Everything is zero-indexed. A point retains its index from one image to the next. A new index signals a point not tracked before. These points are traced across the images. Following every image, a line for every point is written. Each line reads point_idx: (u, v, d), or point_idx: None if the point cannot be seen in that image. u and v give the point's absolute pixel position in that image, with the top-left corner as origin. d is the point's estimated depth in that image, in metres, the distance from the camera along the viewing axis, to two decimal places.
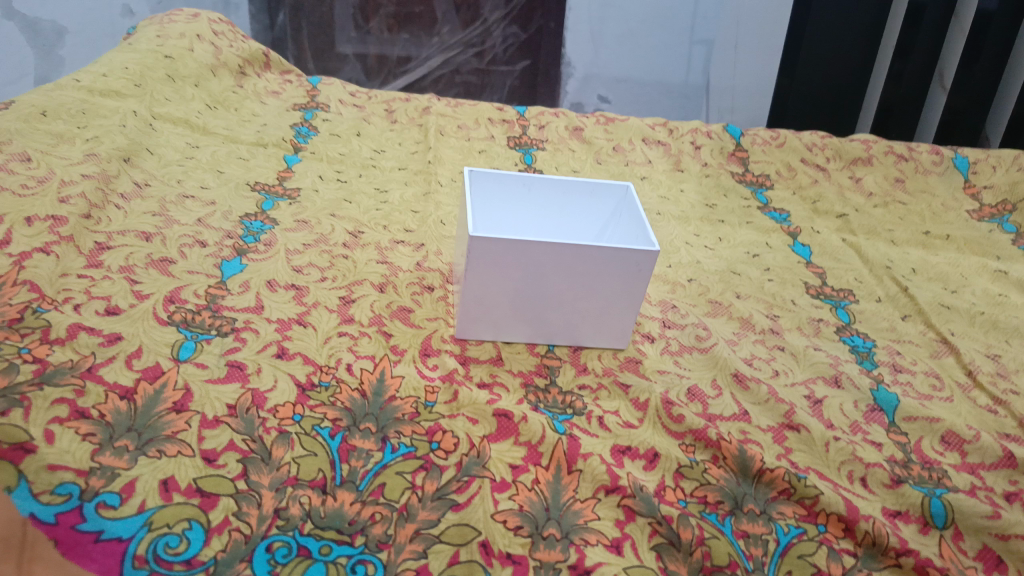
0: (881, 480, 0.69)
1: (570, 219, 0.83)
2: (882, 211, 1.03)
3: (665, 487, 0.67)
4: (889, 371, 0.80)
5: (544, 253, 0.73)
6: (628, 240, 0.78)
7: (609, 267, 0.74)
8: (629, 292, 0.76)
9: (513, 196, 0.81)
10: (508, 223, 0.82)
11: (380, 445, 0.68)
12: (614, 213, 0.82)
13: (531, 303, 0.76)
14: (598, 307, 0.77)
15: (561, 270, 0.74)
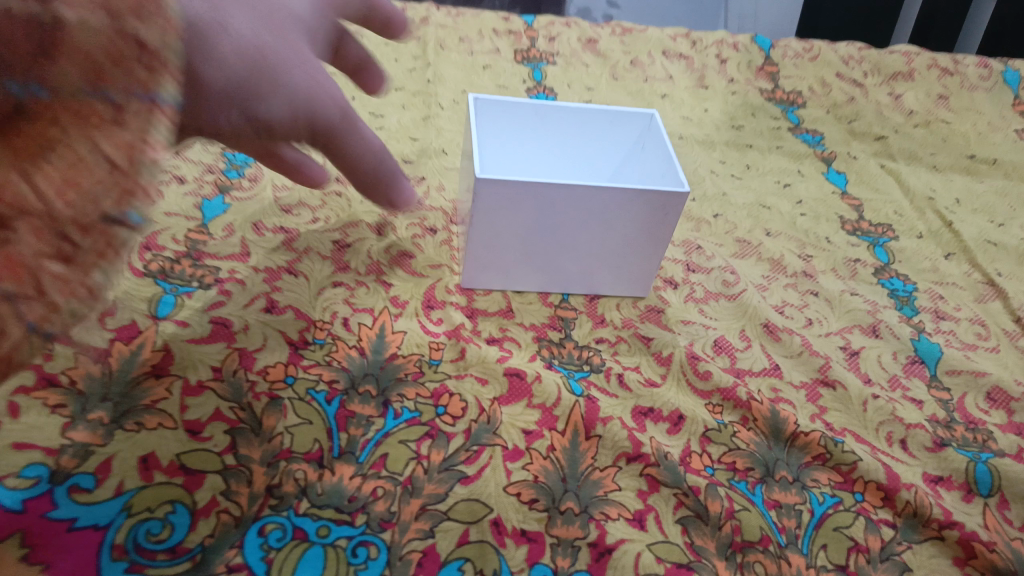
0: (923, 443, 0.64)
1: (589, 150, 0.75)
2: (924, 131, 0.94)
3: (691, 453, 0.62)
4: (931, 319, 0.74)
5: (561, 198, 0.64)
6: (654, 177, 0.70)
7: (633, 213, 0.66)
8: (655, 238, 0.68)
9: (524, 126, 0.72)
10: (520, 157, 0.74)
11: (381, 410, 0.63)
12: (638, 144, 0.74)
13: (544, 250, 0.69)
14: (618, 254, 0.69)
15: (578, 216, 0.66)
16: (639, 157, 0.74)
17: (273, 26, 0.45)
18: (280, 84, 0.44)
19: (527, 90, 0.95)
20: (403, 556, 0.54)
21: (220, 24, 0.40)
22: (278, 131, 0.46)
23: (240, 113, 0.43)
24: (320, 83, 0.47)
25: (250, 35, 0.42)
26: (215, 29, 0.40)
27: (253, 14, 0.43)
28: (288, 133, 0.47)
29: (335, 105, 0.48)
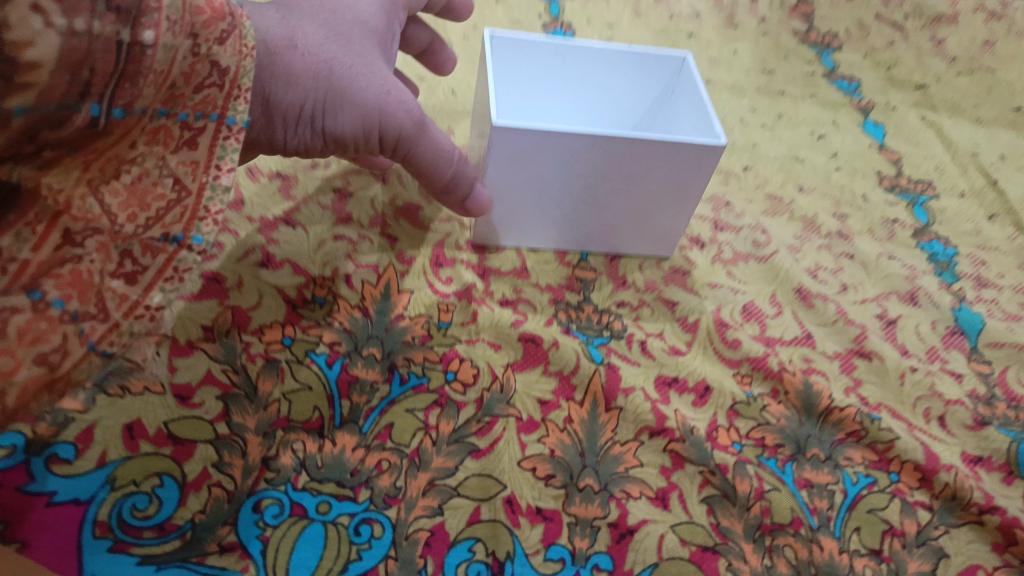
0: (963, 421, 0.60)
1: (614, 94, 0.69)
2: (968, 80, 0.87)
3: (717, 427, 0.58)
4: (972, 286, 0.69)
5: (586, 153, 0.58)
6: (686, 129, 0.64)
7: (663, 170, 0.60)
8: (685, 194, 0.62)
9: (544, 67, 0.66)
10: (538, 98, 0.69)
11: (386, 376, 0.58)
12: (668, 91, 0.68)
13: (563, 205, 0.63)
14: (642, 212, 0.64)
15: (603, 172, 0.60)
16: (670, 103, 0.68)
17: (344, 44, 0.48)
18: (349, 99, 0.47)
19: (544, 26, 0.88)
20: (410, 535, 0.51)
21: (290, 46, 0.44)
22: (348, 138, 0.50)
23: (313, 127, 0.48)
24: (392, 95, 0.50)
25: (318, 53, 0.45)
26: (285, 50, 0.44)
27: (322, 33, 0.47)
28: (358, 140, 0.51)
29: (404, 111, 0.50)
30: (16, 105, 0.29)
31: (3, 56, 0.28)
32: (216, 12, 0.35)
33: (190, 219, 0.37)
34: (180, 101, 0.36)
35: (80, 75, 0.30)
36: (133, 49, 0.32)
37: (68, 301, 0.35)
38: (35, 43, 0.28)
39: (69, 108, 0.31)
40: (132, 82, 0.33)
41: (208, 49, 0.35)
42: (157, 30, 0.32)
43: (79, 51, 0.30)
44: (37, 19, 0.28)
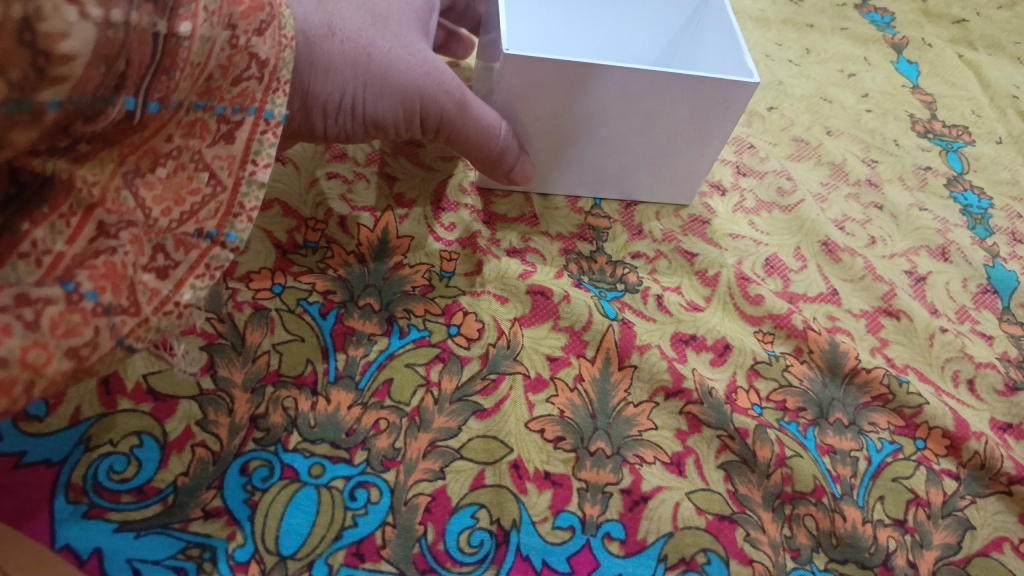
0: (993, 385, 0.57)
1: (633, 18, 0.64)
2: (1008, 15, 0.81)
3: (737, 389, 0.55)
4: (1006, 241, 0.65)
5: (605, 93, 0.52)
6: (713, 65, 0.58)
7: (688, 114, 0.54)
8: (708, 136, 0.56)
9: None
10: (550, 21, 0.64)
11: (384, 328, 0.54)
12: (694, 19, 0.62)
13: (578, 148, 0.58)
14: (664, 157, 0.59)
15: (623, 115, 0.54)
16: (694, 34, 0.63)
17: (383, 24, 0.44)
18: (389, 85, 0.44)
19: None
20: (409, 501, 0.47)
21: (327, 33, 0.40)
22: (391, 125, 0.47)
23: (355, 114, 0.44)
24: (433, 75, 0.46)
25: (355, 38, 0.41)
26: (322, 38, 0.40)
27: (359, 16, 0.42)
28: (401, 124, 0.48)
29: (449, 91, 0.47)
30: (51, 97, 0.25)
31: (35, 48, 0.24)
32: (257, 2, 0.31)
33: (224, 215, 0.34)
34: (217, 93, 0.33)
35: (116, 67, 0.27)
36: (168, 41, 0.28)
37: (102, 293, 0.30)
38: (70, 34, 0.24)
39: (104, 100, 0.28)
40: (169, 74, 0.29)
41: (247, 41, 0.32)
42: (195, 21, 0.29)
43: (116, 42, 0.26)
44: (72, 9, 0.24)
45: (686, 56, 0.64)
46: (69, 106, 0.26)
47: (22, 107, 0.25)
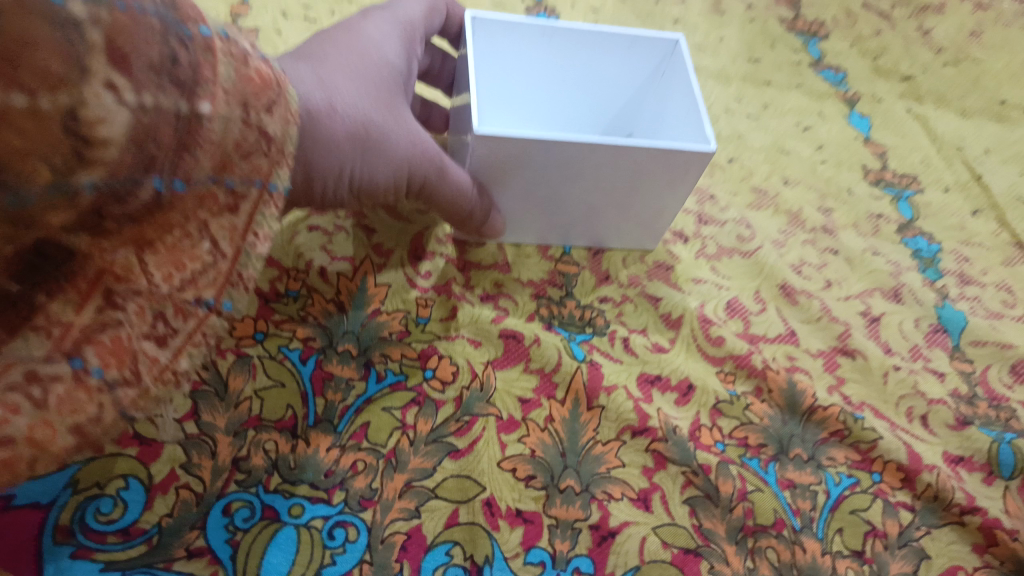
0: (945, 420, 0.60)
1: (602, 73, 0.67)
2: (954, 71, 0.86)
3: (700, 427, 0.57)
4: (955, 283, 0.68)
5: (573, 161, 0.54)
6: (678, 122, 0.62)
7: (653, 177, 0.57)
8: (673, 193, 0.58)
9: (526, 47, 0.64)
10: (521, 75, 0.67)
11: (362, 373, 0.56)
12: (659, 71, 0.66)
13: (549, 203, 0.60)
14: (632, 211, 0.61)
15: (592, 178, 0.56)
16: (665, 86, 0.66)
17: (376, 96, 0.46)
18: (383, 155, 0.46)
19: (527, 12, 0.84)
20: (385, 539, 0.50)
21: (329, 111, 0.41)
22: (381, 189, 0.49)
23: (351, 182, 0.46)
24: (418, 144, 0.49)
25: (356, 110, 0.43)
26: (325, 115, 0.41)
27: (357, 92, 0.44)
28: (388, 188, 0.50)
29: (433, 156, 0.50)
30: (88, 179, 0.24)
31: (76, 136, 0.23)
32: (264, 82, 0.31)
33: (223, 284, 0.32)
34: (230, 168, 0.30)
35: (146, 149, 0.26)
36: (190, 122, 0.27)
37: (108, 368, 0.30)
38: (109, 120, 0.23)
39: (136, 181, 0.26)
40: (193, 153, 0.28)
41: (259, 118, 0.31)
42: (214, 101, 0.28)
43: (148, 128, 0.25)
44: (109, 95, 0.23)
45: (654, 105, 0.68)
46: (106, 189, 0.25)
47: (62, 190, 0.24)
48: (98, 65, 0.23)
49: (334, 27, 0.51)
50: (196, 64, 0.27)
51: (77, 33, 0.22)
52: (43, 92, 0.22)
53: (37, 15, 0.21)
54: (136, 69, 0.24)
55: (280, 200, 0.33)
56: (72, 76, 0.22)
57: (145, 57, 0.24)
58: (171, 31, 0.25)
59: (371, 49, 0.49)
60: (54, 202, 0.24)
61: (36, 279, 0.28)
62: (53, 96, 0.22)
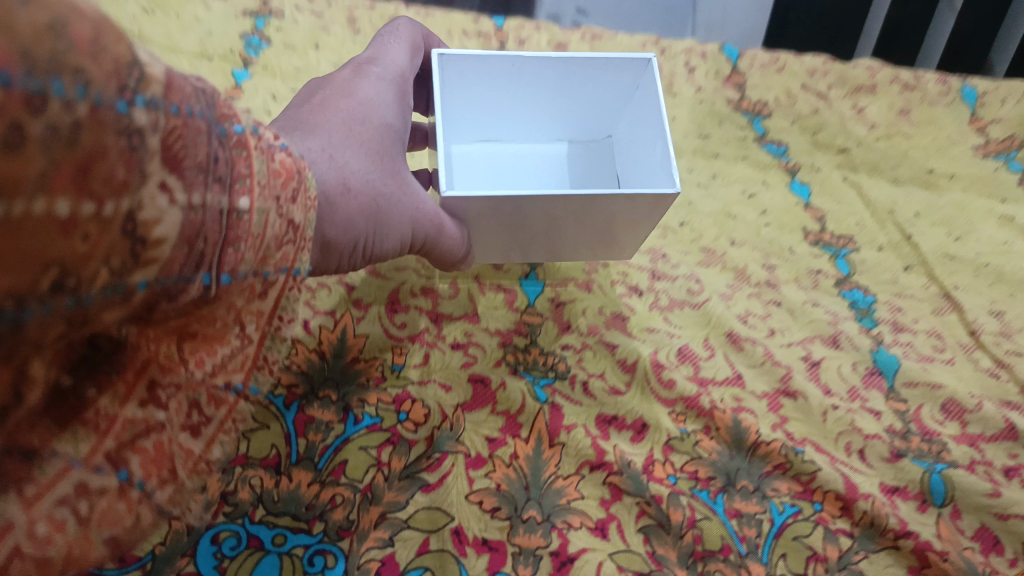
0: (881, 454, 0.65)
1: (580, 89, 0.73)
2: (886, 145, 0.95)
3: (654, 461, 0.62)
4: (890, 330, 0.75)
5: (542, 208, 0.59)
6: (649, 133, 0.68)
7: (620, 213, 0.61)
8: (645, 220, 0.63)
9: (503, 74, 0.70)
10: (503, 92, 0.73)
11: (341, 416, 0.61)
12: (632, 86, 0.72)
13: (527, 236, 0.65)
14: (607, 234, 0.66)
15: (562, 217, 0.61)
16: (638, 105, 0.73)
17: (382, 165, 0.48)
18: (392, 224, 0.49)
19: None
20: (361, 565, 0.54)
21: (343, 191, 0.43)
22: (387, 255, 0.52)
23: (363, 254, 0.48)
24: (420, 207, 0.52)
25: (368, 190, 0.46)
26: (339, 195, 0.43)
27: (365, 164, 0.46)
28: (393, 252, 0.53)
29: (431, 217, 0.54)
30: (143, 278, 0.28)
31: (134, 237, 0.26)
32: (288, 172, 0.36)
33: (249, 369, 0.37)
34: (268, 261, 0.35)
35: (196, 246, 0.30)
36: (231, 217, 0.32)
37: (148, 477, 0.34)
38: (161, 220, 0.27)
39: (186, 279, 0.30)
40: (234, 246, 0.32)
41: (287, 208, 0.36)
42: (251, 196, 0.32)
43: (195, 224, 0.29)
44: (164, 197, 0.27)
45: (632, 114, 0.74)
46: (167, 285, 0.29)
47: (118, 291, 0.27)
48: (154, 170, 0.27)
49: (330, 89, 0.51)
50: (233, 162, 0.32)
51: (138, 141, 0.26)
52: (109, 198, 0.25)
53: (110, 127, 0.24)
54: (185, 172, 0.28)
55: (302, 283, 0.38)
56: (133, 182, 0.26)
57: (193, 159, 0.29)
58: (213, 133, 0.30)
59: (371, 113, 0.50)
60: (114, 300, 0.27)
61: (88, 374, 0.31)
62: (116, 202, 0.25)
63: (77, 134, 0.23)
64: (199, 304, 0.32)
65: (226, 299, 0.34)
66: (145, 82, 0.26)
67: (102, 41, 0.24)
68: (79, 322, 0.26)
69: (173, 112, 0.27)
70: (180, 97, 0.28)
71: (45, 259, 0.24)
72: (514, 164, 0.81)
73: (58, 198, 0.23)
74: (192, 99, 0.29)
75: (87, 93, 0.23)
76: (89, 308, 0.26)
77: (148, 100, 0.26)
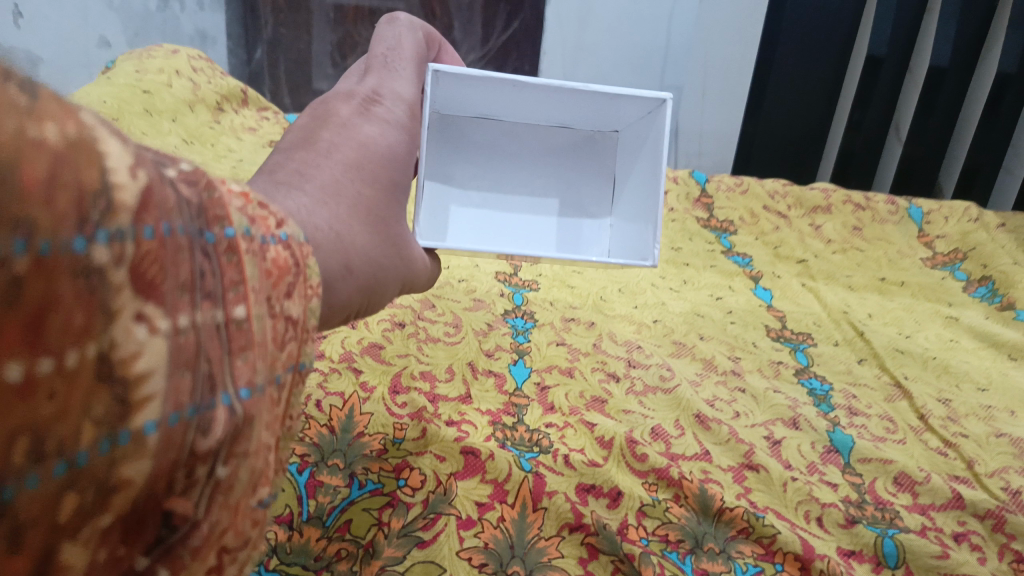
0: (837, 520, 0.70)
1: (590, 108, 0.81)
2: (840, 256, 1.16)
3: (628, 525, 0.67)
4: (846, 414, 0.83)
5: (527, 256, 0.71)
6: (652, 162, 0.78)
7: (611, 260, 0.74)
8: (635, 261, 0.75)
9: (515, 91, 0.76)
10: (515, 99, 0.80)
11: (347, 481, 0.67)
12: (645, 113, 0.80)
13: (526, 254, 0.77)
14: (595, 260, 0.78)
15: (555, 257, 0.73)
16: (643, 131, 0.82)
17: (378, 231, 0.47)
18: (383, 288, 0.48)
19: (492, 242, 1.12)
20: None
21: (345, 272, 0.42)
22: (380, 303, 0.51)
23: (356, 313, 0.48)
24: (402, 262, 0.52)
25: (367, 268, 0.44)
26: (341, 278, 0.41)
27: (365, 236, 0.45)
28: (386, 298, 0.52)
29: (415, 258, 0.56)
30: (149, 417, 0.22)
31: (113, 381, 0.22)
32: (283, 269, 0.31)
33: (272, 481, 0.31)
34: (277, 364, 0.30)
35: (199, 369, 0.25)
36: (229, 329, 0.27)
37: None
38: (144, 352, 0.22)
39: (208, 404, 0.25)
40: (244, 356, 0.27)
41: (280, 305, 0.31)
42: (245, 302, 0.28)
43: (191, 347, 0.24)
44: (142, 327, 0.22)
45: (639, 136, 0.83)
46: (189, 418, 0.24)
47: (120, 440, 0.22)
48: (125, 301, 0.22)
49: (331, 132, 0.50)
50: (222, 271, 0.27)
51: (100, 281, 0.21)
52: (72, 347, 0.20)
53: (63, 272, 0.20)
54: (162, 295, 0.23)
55: (306, 378, 0.34)
56: (98, 324, 0.21)
57: (172, 280, 0.24)
58: (196, 246, 0.26)
59: (376, 168, 0.50)
60: (120, 453, 0.22)
61: (163, 550, 0.25)
62: (81, 351, 0.20)
63: (17, 290, 0.19)
64: (234, 433, 0.26)
65: (258, 422, 0.28)
66: (111, 214, 0.22)
67: (60, 176, 0.20)
68: (94, 486, 0.21)
69: (146, 235, 0.23)
70: (157, 213, 0.24)
71: (6, 429, 0.19)
72: (506, 133, 0.90)
73: (5, 362, 0.19)
74: (174, 213, 0.25)
75: (28, 246, 0.19)
76: (87, 470, 0.21)
77: (111, 233, 0.21)
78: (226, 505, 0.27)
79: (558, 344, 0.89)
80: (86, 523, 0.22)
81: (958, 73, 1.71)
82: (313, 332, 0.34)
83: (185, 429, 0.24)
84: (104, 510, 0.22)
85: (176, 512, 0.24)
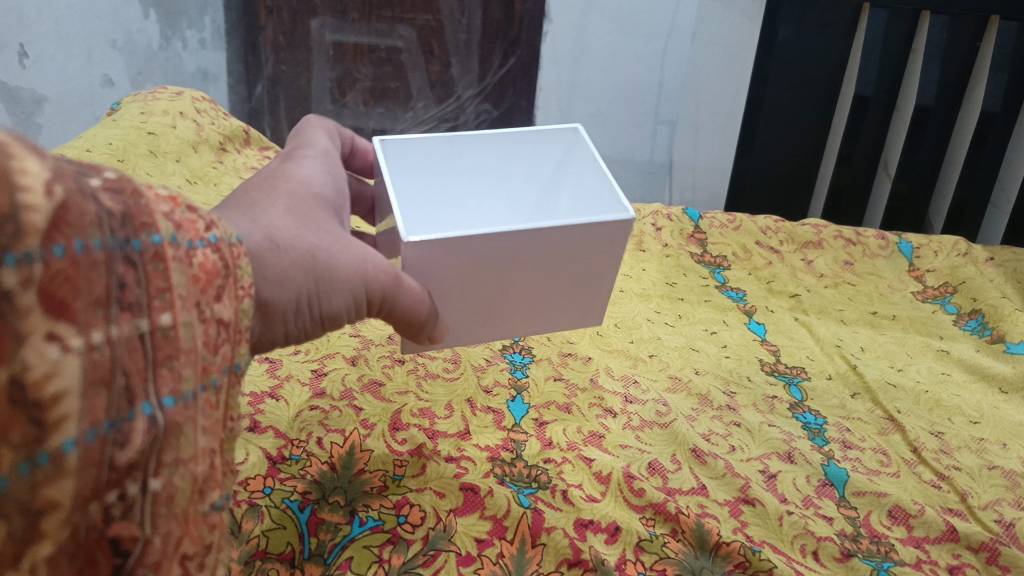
0: (832, 554, 0.70)
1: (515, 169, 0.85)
2: (832, 291, 1.19)
3: (626, 560, 0.67)
4: (840, 447, 0.84)
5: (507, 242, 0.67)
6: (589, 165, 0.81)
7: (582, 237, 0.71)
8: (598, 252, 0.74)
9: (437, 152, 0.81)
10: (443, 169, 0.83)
11: (348, 518, 0.68)
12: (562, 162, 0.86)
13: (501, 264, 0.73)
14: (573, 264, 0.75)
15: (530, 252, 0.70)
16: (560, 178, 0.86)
17: (315, 225, 0.48)
18: (338, 276, 0.48)
19: None
20: None
21: (272, 248, 0.44)
22: (346, 315, 0.50)
23: (317, 314, 0.47)
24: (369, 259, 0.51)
25: (299, 243, 0.45)
26: (268, 251, 0.43)
27: (295, 222, 0.46)
28: (352, 313, 0.51)
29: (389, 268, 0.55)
30: (66, 437, 0.28)
31: (28, 404, 0.27)
32: (211, 273, 0.34)
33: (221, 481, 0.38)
34: (211, 368, 0.35)
35: (116, 384, 0.29)
36: (155, 337, 0.31)
37: None
38: (56, 374, 0.27)
39: (125, 417, 0.30)
40: (169, 366, 0.32)
41: (211, 309, 0.35)
42: (171, 310, 0.32)
43: (106, 362, 0.29)
44: (54, 347, 0.27)
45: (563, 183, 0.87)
46: (105, 433, 0.29)
47: (40, 461, 0.27)
48: (36, 324, 0.27)
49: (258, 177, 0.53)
50: (148, 281, 0.31)
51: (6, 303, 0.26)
52: None
53: None
54: (77, 311, 0.28)
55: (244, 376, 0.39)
56: (9, 347, 0.26)
57: (87, 296, 0.28)
58: (116, 258, 0.30)
59: (303, 187, 0.52)
60: (41, 474, 0.27)
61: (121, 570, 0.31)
62: None
63: None
64: (158, 444, 0.31)
65: (185, 429, 0.33)
66: (19, 237, 0.26)
67: None
68: (18, 509, 0.27)
69: (57, 253, 0.27)
70: (71, 232, 0.28)
71: None
72: None
73: None
74: (92, 229, 0.29)
75: None
76: (10, 492, 0.27)
77: (20, 256, 0.26)
78: (171, 516, 0.33)
79: (556, 380, 0.91)
80: (26, 550, 0.28)
81: (942, 112, 1.75)
82: (246, 331, 0.38)
83: (102, 444, 0.29)
84: (39, 534, 0.28)
85: (120, 537, 0.31)
